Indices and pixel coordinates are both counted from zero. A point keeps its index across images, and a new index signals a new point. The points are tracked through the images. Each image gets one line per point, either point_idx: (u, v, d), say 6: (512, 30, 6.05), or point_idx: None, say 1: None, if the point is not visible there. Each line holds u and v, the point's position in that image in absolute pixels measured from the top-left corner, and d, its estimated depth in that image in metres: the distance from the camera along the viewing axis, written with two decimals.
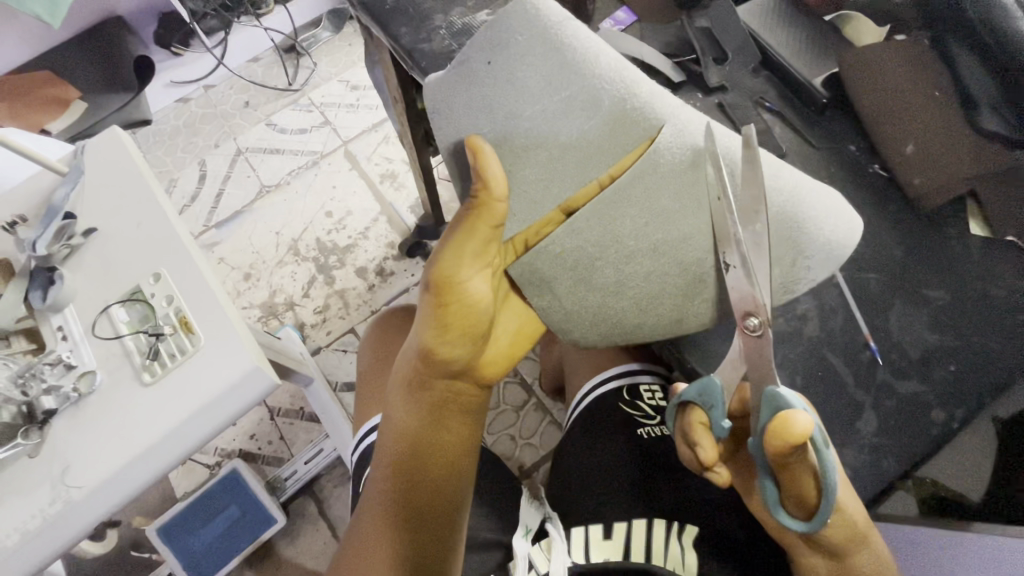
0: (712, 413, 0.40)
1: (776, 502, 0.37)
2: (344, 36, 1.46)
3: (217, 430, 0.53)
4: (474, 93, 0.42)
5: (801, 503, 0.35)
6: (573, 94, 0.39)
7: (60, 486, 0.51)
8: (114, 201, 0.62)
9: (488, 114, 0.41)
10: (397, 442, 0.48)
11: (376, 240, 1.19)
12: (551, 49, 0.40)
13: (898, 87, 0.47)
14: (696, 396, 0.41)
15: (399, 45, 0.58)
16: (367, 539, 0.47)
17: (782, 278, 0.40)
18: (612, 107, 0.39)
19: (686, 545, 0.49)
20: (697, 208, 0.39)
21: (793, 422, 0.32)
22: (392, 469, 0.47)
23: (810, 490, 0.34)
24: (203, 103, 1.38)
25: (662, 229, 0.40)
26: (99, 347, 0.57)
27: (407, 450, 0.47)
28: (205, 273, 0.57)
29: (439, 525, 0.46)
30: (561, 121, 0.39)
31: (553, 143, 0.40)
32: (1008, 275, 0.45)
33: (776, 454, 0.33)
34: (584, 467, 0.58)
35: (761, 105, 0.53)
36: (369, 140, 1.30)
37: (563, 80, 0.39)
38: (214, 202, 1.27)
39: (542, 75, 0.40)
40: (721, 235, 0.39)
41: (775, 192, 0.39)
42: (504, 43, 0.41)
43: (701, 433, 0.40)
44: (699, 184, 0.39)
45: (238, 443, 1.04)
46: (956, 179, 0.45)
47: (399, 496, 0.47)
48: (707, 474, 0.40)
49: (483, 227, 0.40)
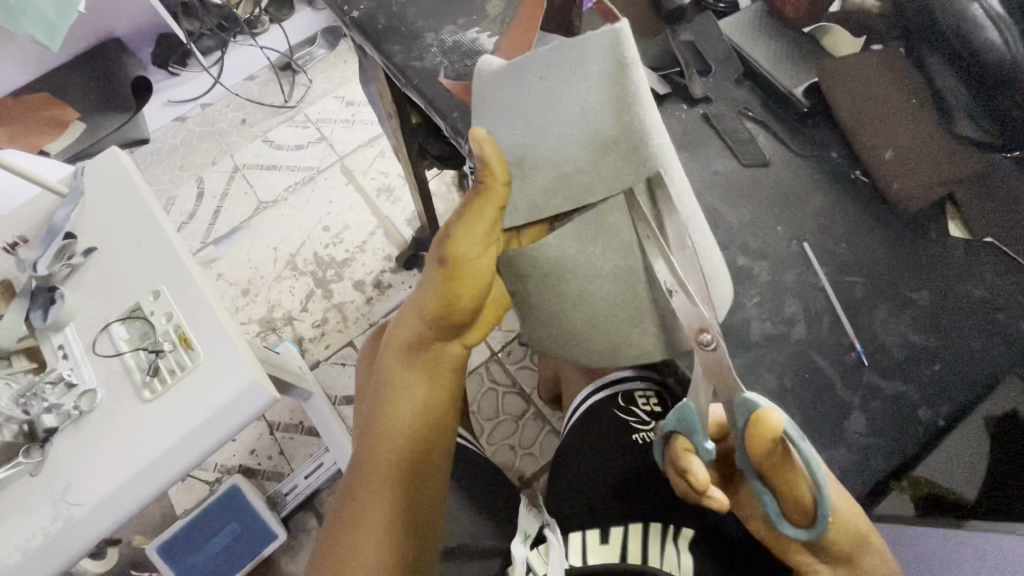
0: (695, 436, 0.38)
1: (778, 515, 0.35)
2: (339, 54, 1.49)
3: (219, 444, 0.54)
4: (516, 98, 0.42)
5: (800, 505, 0.34)
6: (590, 125, 0.39)
7: (61, 504, 0.51)
8: (114, 219, 0.63)
9: (521, 121, 0.42)
10: (390, 407, 0.45)
11: (373, 252, 1.20)
12: (603, 82, 0.38)
13: (877, 96, 0.49)
14: (676, 423, 0.39)
15: (392, 63, 0.60)
16: (351, 517, 0.43)
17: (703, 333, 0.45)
18: (619, 150, 0.39)
19: (683, 548, 0.48)
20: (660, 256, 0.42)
21: (766, 419, 0.32)
22: (384, 436, 0.44)
23: (805, 495, 0.34)
24: (197, 120, 1.42)
25: (625, 260, 0.43)
26: (99, 365, 0.57)
27: (404, 416, 0.45)
28: (205, 290, 0.58)
29: (431, 496, 0.44)
30: (567, 149, 0.40)
31: (552, 165, 0.41)
32: (990, 275, 0.46)
33: (763, 458, 0.32)
34: (580, 474, 0.59)
35: (746, 114, 0.54)
36: (365, 154, 1.31)
37: (585, 107, 0.39)
38: (212, 218, 1.28)
39: (579, 102, 0.39)
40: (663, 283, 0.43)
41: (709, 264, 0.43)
42: (560, 64, 0.40)
43: (689, 458, 0.38)
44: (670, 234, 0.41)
45: (239, 458, 1.04)
46: (939, 181, 0.47)
47: (393, 464, 0.43)
48: (704, 502, 0.37)
49: (490, 210, 0.43)
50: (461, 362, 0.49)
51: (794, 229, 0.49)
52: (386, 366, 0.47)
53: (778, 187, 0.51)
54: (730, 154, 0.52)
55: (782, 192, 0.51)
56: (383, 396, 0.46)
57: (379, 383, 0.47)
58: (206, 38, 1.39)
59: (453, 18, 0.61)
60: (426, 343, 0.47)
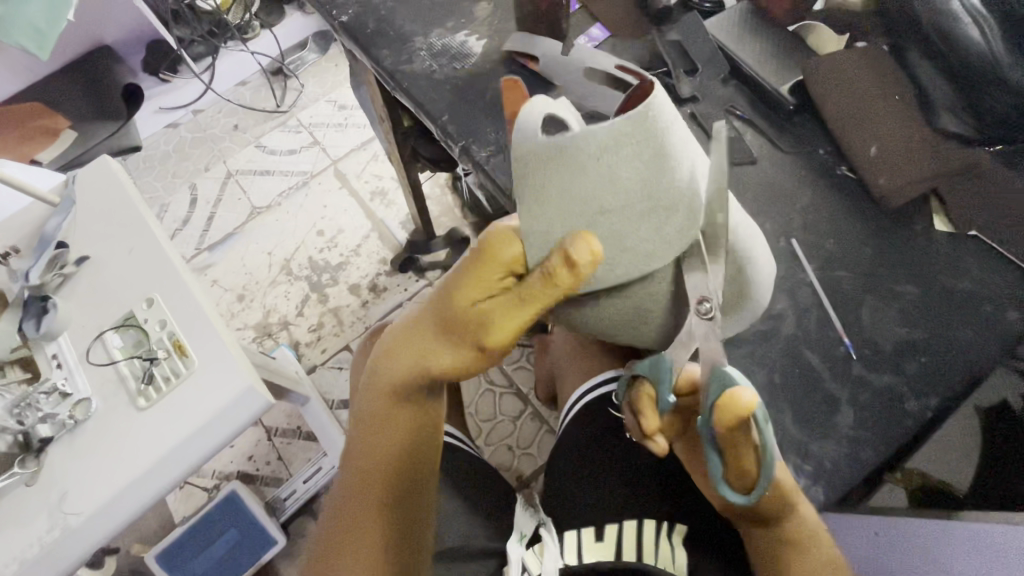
0: (660, 386, 0.41)
1: (720, 477, 0.37)
2: (331, 58, 1.49)
3: (215, 451, 0.54)
4: (566, 175, 0.34)
5: (741, 477, 0.36)
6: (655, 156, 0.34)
7: (58, 513, 0.51)
8: (107, 228, 0.63)
9: (570, 208, 0.35)
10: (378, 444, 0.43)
11: (368, 256, 1.20)
12: (657, 160, 0.34)
13: (860, 93, 0.50)
14: (646, 369, 0.42)
15: (382, 67, 0.60)
16: (337, 539, 0.43)
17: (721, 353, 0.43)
18: (669, 216, 0.36)
19: (677, 544, 0.49)
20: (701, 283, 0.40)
21: (738, 395, 0.33)
22: (373, 468, 0.43)
23: (751, 465, 0.36)
24: (189, 126, 1.41)
25: (652, 309, 0.41)
26: (94, 373, 0.57)
27: (391, 449, 0.43)
28: (199, 298, 0.58)
29: (418, 519, 0.44)
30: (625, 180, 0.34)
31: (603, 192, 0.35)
32: (974, 268, 0.46)
33: (722, 429, 0.34)
34: (575, 472, 0.59)
35: (733, 112, 0.54)
36: (358, 158, 1.32)
37: (645, 151, 0.34)
38: (205, 225, 1.28)
39: (637, 185, 0.34)
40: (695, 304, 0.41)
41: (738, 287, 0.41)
42: (618, 144, 0.33)
43: (646, 403, 0.40)
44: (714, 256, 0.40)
45: (237, 464, 1.04)
46: (920, 178, 0.47)
47: (383, 494, 0.42)
48: (647, 443, 0.41)
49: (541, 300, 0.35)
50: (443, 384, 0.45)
51: (783, 226, 0.50)
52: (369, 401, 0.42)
53: (765, 183, 0.51)
54: None
55: (770, 189, 0.51)
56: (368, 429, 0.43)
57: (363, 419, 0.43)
58: (197, 44, 1.39)
59: (441, 21, 0.62)
60: (423, 385, 0.41)
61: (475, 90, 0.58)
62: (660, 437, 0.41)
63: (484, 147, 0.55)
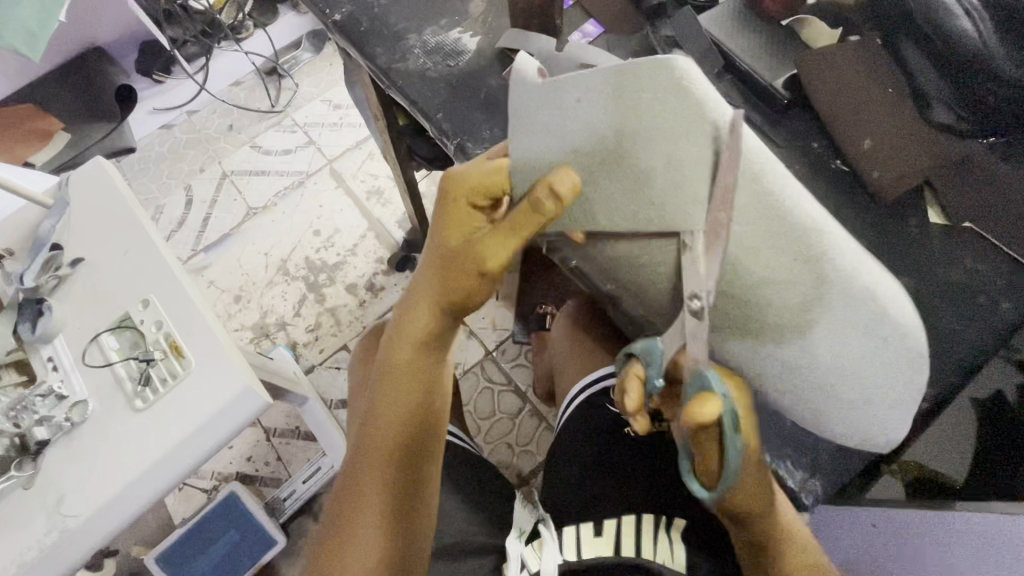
0: (650, 370, 0.37)
1: (688, 471, 0.36)
2: (325, 57, 1.48)
3: (213, 451, 0.54)
4: (574, 112, 0.35)
5: (704, 475, 0.35)
6: (678, 124, 0.32)
7: (55, 516, 0.51)
8: (101, 229, 0.62)
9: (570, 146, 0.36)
10: (393, 396, 0.46)
11: (365, 256, 1.20)
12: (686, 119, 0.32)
13: (855, 86, 0.49)
14: (638, 349, 0.38)
15: (376, 66, 0.60)
16: (339, 498, 0.46)
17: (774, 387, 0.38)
18: (678, 175, 0.34)
19: (674, 537, 0.50)
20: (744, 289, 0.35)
21: (700, 408, 0.31)
22: (387, 421, 0.46)
23: (714, 466, 0.34)
24: (184, 127, 1.42)
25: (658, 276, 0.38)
26: (89, 375, 0.57)
27: (404, 402, 0.46)
28: (195, 298, 0.58)
29: (424, 479, 0.47)
30: (632, 137, 0.34)
31: (606, 144, 0.35)
32: (967, 261, 0.47)
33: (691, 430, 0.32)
34: (572, 468, 0.59)
35: (728, 107, 0.54)
36: (353, 157, 1.31)
37: (661, 106, 0.32)
38: (201, 226, 1.27)
39: (652, 135, 0.33)
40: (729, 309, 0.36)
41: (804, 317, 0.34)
42: (635, 93, 0.33)
43: (631, 383, 0.38)
44: (764, 268, 0.34)
45: (236, 465, 1.04)
46: (913, 172, 0.47)
47: (387, 455, 0.45)
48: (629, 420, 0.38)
49: (525, 228, 0.38)
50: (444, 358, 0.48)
51: None
52: (392, 350, 0.47)
53: None
54: None
55: None
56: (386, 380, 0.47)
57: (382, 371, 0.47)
58: (190, 44, 1.38)
59: (435, 19, 0.62)
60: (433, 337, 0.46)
61: (469, 88, 0.57)
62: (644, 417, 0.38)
63: (479, 144, 0.55)
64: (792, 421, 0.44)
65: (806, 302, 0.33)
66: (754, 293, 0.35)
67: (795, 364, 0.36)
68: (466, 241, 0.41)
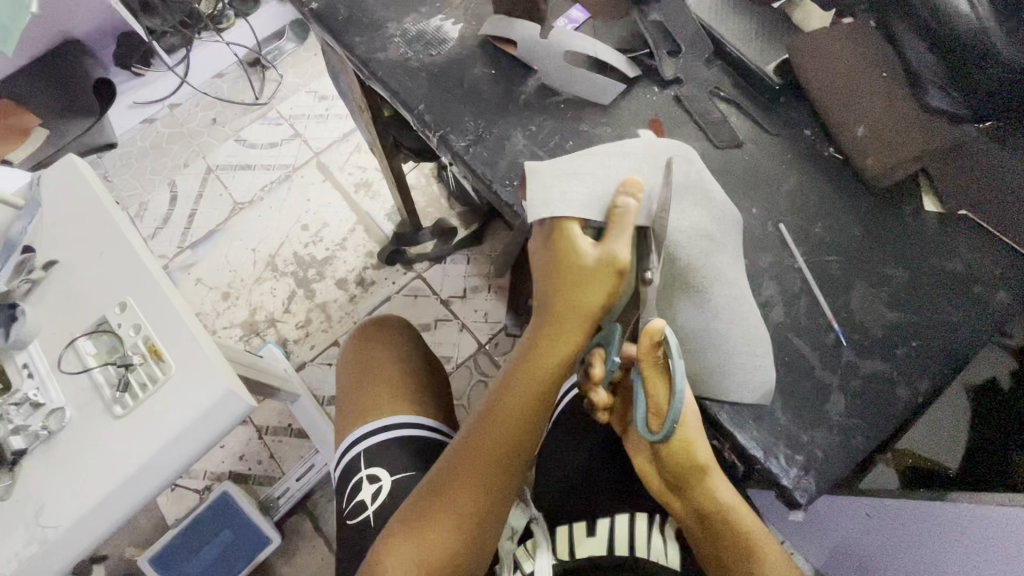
0: (609, 348, 0.41)
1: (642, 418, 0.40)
2: (309, 47, 1.45)
3: (197, 458, 0.52)
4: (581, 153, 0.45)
5: (657, 416, 0.39)
6: (618, 150, 0.45)
7: (34, 527, 0.50)
8: (75, 230, 0.60)
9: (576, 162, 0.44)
10: (506, 417, 0.45)
11: (355, 250, 1.18)
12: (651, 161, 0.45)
13: (848, 71, 0.48)
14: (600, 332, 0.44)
15: (355, 56, 0.58)
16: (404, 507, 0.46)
17: (729, 376, 0.42)
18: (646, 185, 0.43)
19: (668, 537, 0.49)
20: (681, 274, 0.43)
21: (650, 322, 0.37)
22: (493, 435, 0.45)
23: (661, 397, 0.39)
24: (166, 121, 1.38)
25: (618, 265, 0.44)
26: (67, 382, 0.56)
27: (513, 420, 0.45)
28: (174, 300, 0.56)
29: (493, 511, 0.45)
30: (589, 162, 0.44)
31: (571, 168, 0.45)
32: (961, 249, 0.46)
33: (644, 349, 0.38)
34: (566, 467, 0.58)
35: (717, 94, 0.53)
36: (340, 150, 1.29)
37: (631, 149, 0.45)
38: (186, 222, 1.25)
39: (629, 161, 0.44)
40: (674, 293, 0.43)
41: (724, 299, 0.43)
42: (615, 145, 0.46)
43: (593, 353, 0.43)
44: (692, 257, 0.43)
45: (228, 464, 1.03)
46: (910, 156, 0.45)
47: (462, 469, 0.45)
48: (589, 393, 0.43)
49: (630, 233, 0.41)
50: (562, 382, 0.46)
51: (769, 211, 0.48)
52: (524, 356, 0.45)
53: (751, 166, 0.50)
54: (702, 136, 0.51)
55: (759, 171, 0.50)
56: (510, 394, 0.45)
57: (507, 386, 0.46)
58: (170, 35, 1.33)
59: (416, 6, 0.60)
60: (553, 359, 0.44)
61: (452, 77, 0.56)
62: (602, 390, 0.43)
63: (462, 135, 0.53)
64: (786, 416, 0.43)
65: (723, 284, 0.44)
66: (686, 279, 0.43)
67: (736, 345, 0.42)
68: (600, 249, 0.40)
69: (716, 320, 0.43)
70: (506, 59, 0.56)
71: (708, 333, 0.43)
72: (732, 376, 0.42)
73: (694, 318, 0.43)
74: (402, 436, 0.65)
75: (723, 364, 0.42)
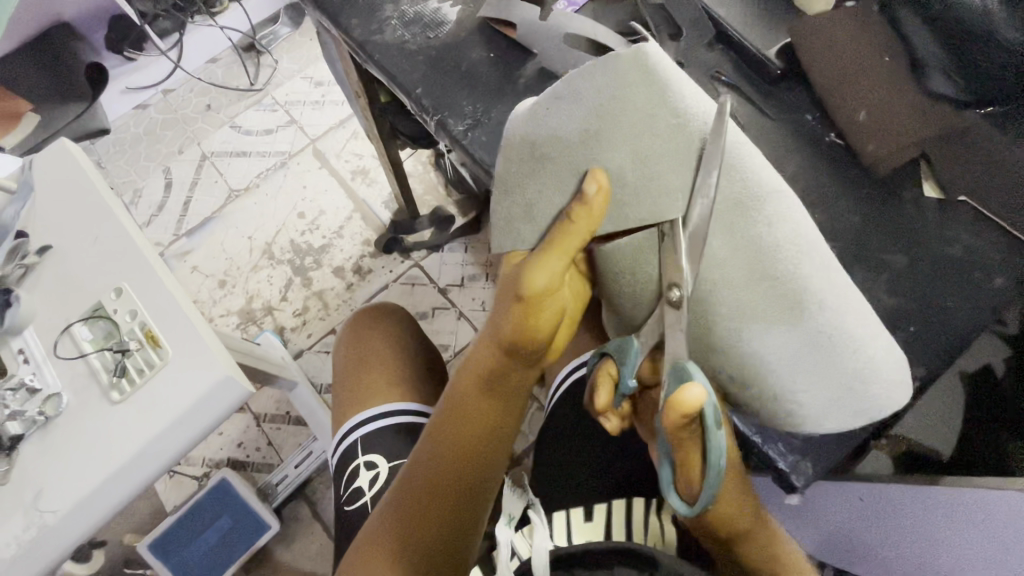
0: (623, 368, 0.39)
1: (669, 482, 0.36)
2: (304, 32, 1.43)
3: (194, 443, 0.52)
4: (562, 114, 0.38)
5: (689, 487, 0.34)
6: (602, 105, 0.36)
7: (33, 512, 0.50)
8: (69, 215, 0.60)
9: (557, 130, 0.39)
10: (445, 436, 0.47)
11: (351, 238, 1.17)
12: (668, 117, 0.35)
13: (849, 54, 0.48)
14: (613, 349, 0.40)
15: (351, 38, 0.57)
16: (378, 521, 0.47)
17: (831, 394, 0.33)
18: (666, 156, 0.35)
19: (667, 519, 0.49)
20: (740, 276, 0.33)
21: (685, 394, 0.31)
22: (430, 452, 0.47)
23: (695, 472, 0.34)
24: (159, 107, 1.37)
25: (637, 258, 0.39)
26: (63, 368, 0.55)
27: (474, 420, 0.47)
28: (170, 286, 0.56)
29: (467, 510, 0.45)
30: (559, 138, 0.38)
31: (538, 154, 0.40)
32: (961, 235, 0.46)
33: (672, 426, 0.32)
34: (566, 455, 0.59)
35: (718, 78, 0.52)
36: (337, 137, 1.27)
37: (643, 98, 0.35)
38: (181, 209, 1.24)
39: (641, 121, 0.35)
40: (740, 310, 0.34)
41: (802, 282, 0.32)
42: (621, 99, 0.36)
43: (603, 382, 0.39)
44: (744, 245, 0.33)
45: (226, 452, 1.03)
46: (914, 140, 0.45)
47: (428, 476, 0.46)
48: (598, 419, 0.40)
49: (573, 248, 0.38)
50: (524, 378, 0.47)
51: None
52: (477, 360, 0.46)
53: None
54: None
55: (760, 156, 0.50)
56: (444, 415, 0.48)
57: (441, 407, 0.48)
58: (162, 18, 1.31)
59: None
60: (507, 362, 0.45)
61: (450, 61, 0.55)
62: (612, 416, 0.40)
63: (460, 120, 0.52)
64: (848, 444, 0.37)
65: (802, 247, 0.32)
66: (751, 285, 0.33)
67: (848, 350, 0.32)
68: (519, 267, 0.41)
69: (805, 320, 0.32)
70: (505, 43, 0.55)
71: (811, 345, 0.33)
72: (834, 391, 0.33)
73: (783, 337, 0.33)
74: (399, 423, 0.65)
75: (819, 380, 0.33)
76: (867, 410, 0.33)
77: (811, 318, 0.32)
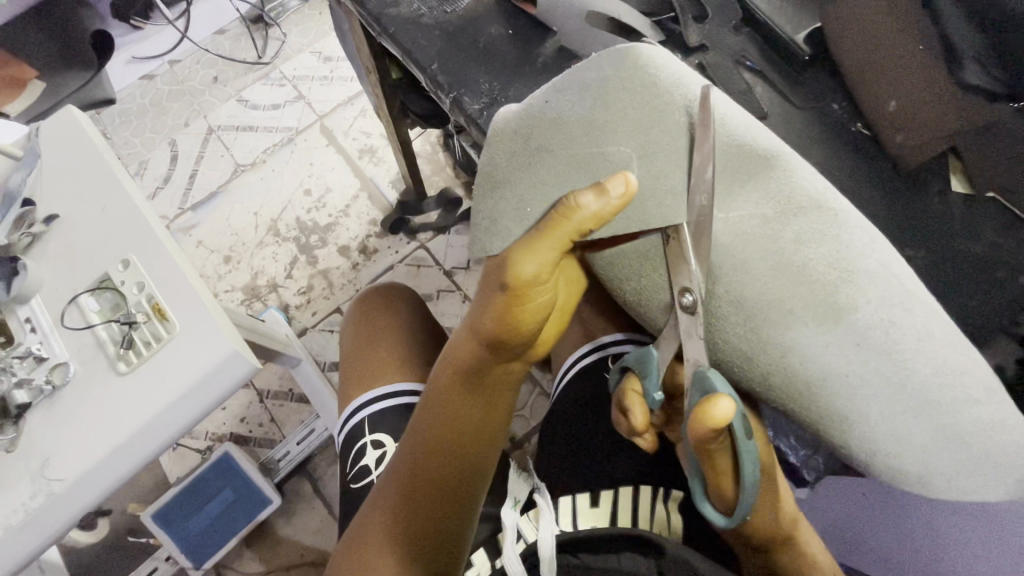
0: (647, 382, 0.40)
1: (701, 495, 0.36)
2: (314, 5, 1.40)
3: (201, 417, 0.52)
4: (560, 105, 0.38)
5: (724, 500, 0.35)
6: (607, 93, 0.36)
7: (40, 479, 0.50)
8: (77, 183, 0.59)
9: (552, 123, 0.38)
10: (432, 423, 0.45)
11: (358, 217, 1.16)
12: (667, 113, 0.35)
13: (883, 42, 0.46)
14: (634, 362, 0.41)
15: (365, 11, 0.56)
16: (370, 515, 0.46)
17: (904, 396, 0.30)
18: (670, 153, 0.35)
19: (672, 508, 0.50)
20: (780, 279, 0.31)
21: (714, 408, 0.31)
22: (419, 444, 0.45)
23: (728, 486, 0.34)
24: (166, 77, 1.35)
25: (643, 264, 0.38)
26: (70, 338, 0.55)
27: (460, 412, 0.45)
28: (179, 260, 0.55)
29: (456, 498, 0.44)
30: (558, 128, 0.37)
31: (534, 144, 0.38)
32: (987, 232, 0.44)
33: (700, 440, 0.32)
34: (570, 440, 0.59)
35: (743, 63, 0.51)
36: (345, 114, 1.25)
37: (639, 92, 0.35)
38: (188, 183, 1.23)
39: (641, 113, 0.35)
40: (770, 316, 0.32)
41: (836, 269, 0.30)
42: (620, 91, 0.36)
43: (632, 397, 0.39)
44: (764, 244, 0.32)
45: (229, 426, 1.04)
46: (942, 133, 0.44)
47: (414, 465, 0.45)
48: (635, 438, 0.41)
49: (564, 237, 0.35)
50: (513, 371, 0.45)
51: None
52: (455, 350, 0.45)
53: None
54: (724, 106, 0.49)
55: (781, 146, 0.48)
56: (426, 411, 0.46)
57: (424, 403, 0.47)
58: None
59: None
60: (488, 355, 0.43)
61: (467, 36, 0.53)
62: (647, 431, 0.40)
63: (476, 98, 0.51)
64: (951, 483, 0.32)
65: (836, 242, 0.31)
66: (779, 289, 0.31)
67: (915, 350, 0.30)
68: (502, 255, 0.38)
69: (853, 319, 0.30)
70: (523, 19, 0.54)
71: (858, 348, 0.30)
72: (901, 394, 0.30)
73: (828, 342, 0.31)
74: (402, 404, 0.65)
75: (887, 385, 0.30)
76: (933, 405, 0.30)
77: (859, 319, 0.30)
